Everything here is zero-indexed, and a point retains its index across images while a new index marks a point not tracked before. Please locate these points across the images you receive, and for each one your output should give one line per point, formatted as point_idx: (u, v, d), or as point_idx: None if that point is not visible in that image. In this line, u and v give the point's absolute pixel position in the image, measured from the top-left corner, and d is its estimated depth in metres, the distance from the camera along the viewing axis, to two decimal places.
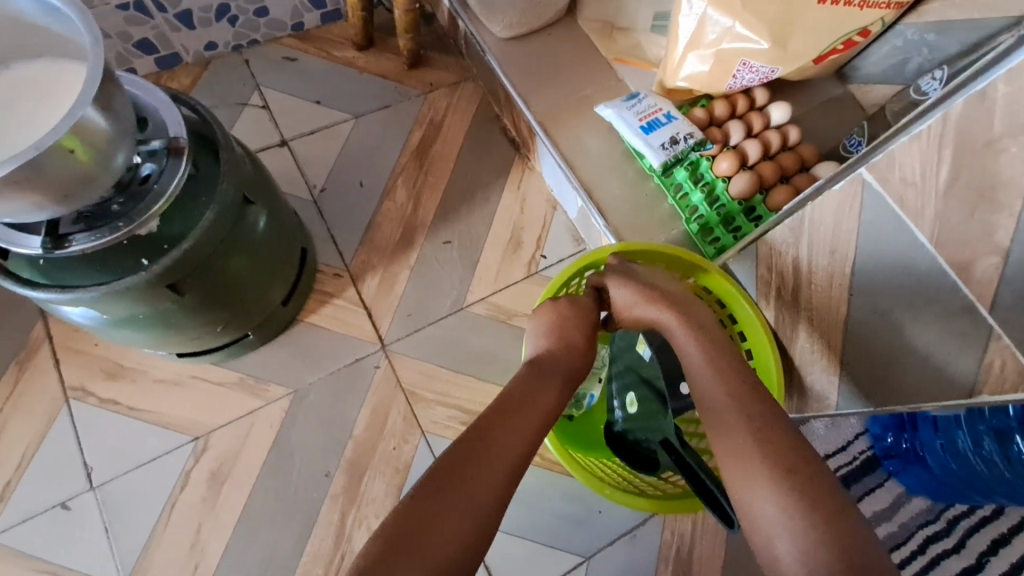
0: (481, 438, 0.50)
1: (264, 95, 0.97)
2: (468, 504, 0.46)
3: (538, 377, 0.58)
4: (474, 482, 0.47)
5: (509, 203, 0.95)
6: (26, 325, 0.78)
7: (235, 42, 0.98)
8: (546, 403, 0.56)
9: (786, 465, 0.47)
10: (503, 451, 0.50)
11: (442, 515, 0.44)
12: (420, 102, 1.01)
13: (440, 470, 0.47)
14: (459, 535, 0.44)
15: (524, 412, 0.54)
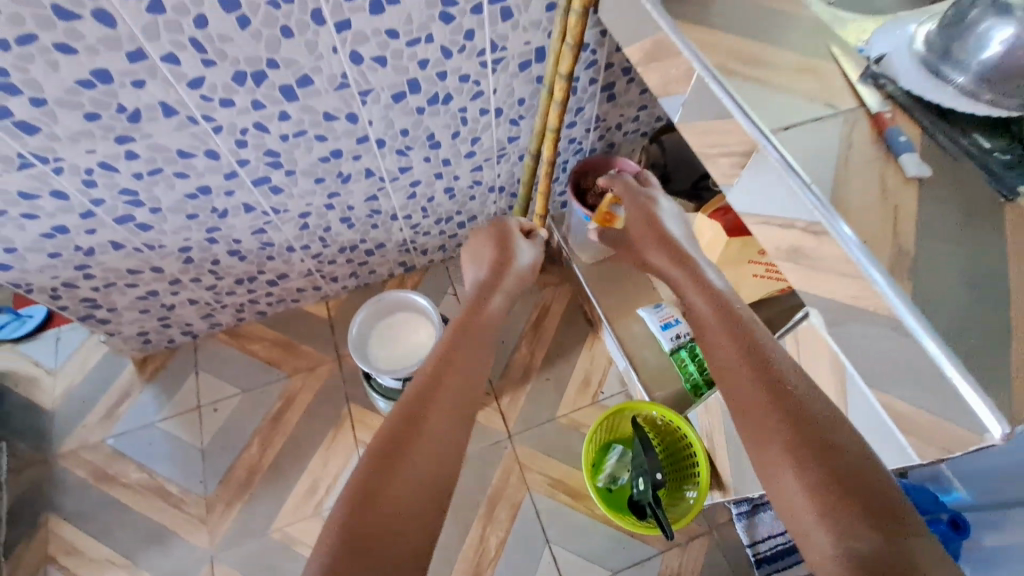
0: (410, 411, 0.88)
1: (454, 287, 1.80)
2: (424, 451, 0.83)
3: (452, 341, 1.02)
4: (414, 443, 0.83)
5: (584, 358, 1.68)
6: (339, 406, 1.59)
7: (442, 258, 1.83)
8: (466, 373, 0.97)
9: (793, 428, 0.69)
10: (443, 422, 0.88)
11: (406, 462, 0.81)
12: (537, 293, 1.78)
13: (391, 437, 0.84)
14: (430, 464, 0.82)
15: (456, 377, 0.95)
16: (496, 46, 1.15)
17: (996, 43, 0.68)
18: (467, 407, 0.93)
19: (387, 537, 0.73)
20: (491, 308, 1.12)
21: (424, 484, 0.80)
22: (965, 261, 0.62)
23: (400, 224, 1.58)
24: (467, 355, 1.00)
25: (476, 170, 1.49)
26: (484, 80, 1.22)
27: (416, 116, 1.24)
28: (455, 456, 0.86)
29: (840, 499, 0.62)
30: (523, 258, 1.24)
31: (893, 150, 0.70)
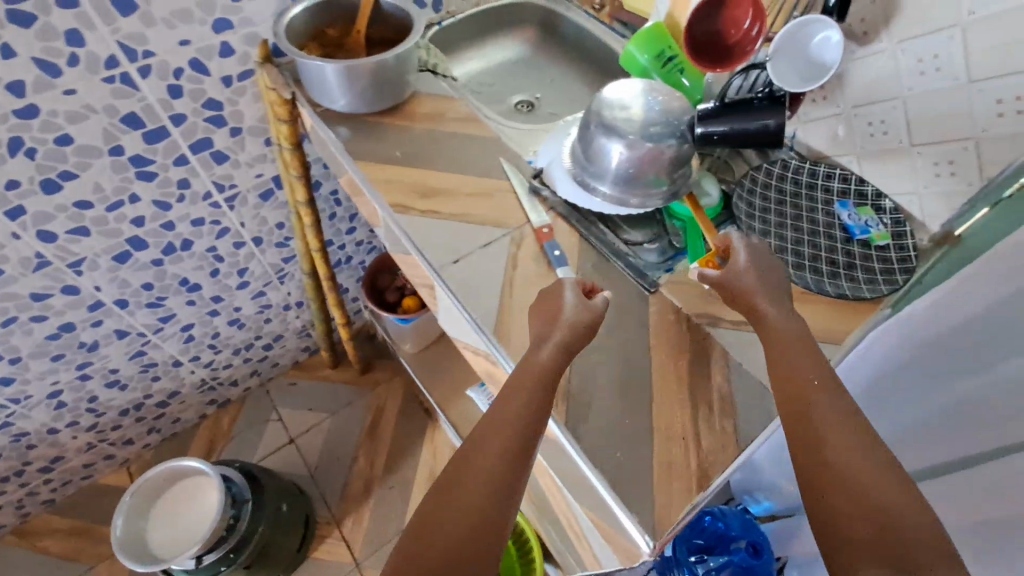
0: (462, 453, 0.55)
1: (278, 411, 1.67)
2: (465, 509, 0.51)
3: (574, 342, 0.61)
4: (481, 455, 0.53)
5: (426, 454, 1.61)
6: None
7: (260, 382, 1.70)
8: (514, 413, 0.56)
9: (814, 462, 0.51)
10: (492, 452, 0.53)
11: (443, 534, 0.50)
12: (371, 395, 1.72)
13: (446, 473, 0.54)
14: (459, 534, 0.50)
15: (489, 440, 0.54)
16: (222, 187, 1.11)
17: (615, 152, 0.76)
18: (509, 477, 0.52)
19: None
20: (546, 364, 0.59)
21: (466, 541, 0.49)
22: (619, 367, 0.69)
23: (189, 368, 1.45)
24: (516, 407, 0.56)
25: (259, 296, 1.41)
26: (224, 218, 1.17)
27: (155, 267, 1.15)
28: (481, 541, 0.50)
29: (857, 526, 0.48)
30: (574, 306, 0.63)
31: (553, 264, 0.76)
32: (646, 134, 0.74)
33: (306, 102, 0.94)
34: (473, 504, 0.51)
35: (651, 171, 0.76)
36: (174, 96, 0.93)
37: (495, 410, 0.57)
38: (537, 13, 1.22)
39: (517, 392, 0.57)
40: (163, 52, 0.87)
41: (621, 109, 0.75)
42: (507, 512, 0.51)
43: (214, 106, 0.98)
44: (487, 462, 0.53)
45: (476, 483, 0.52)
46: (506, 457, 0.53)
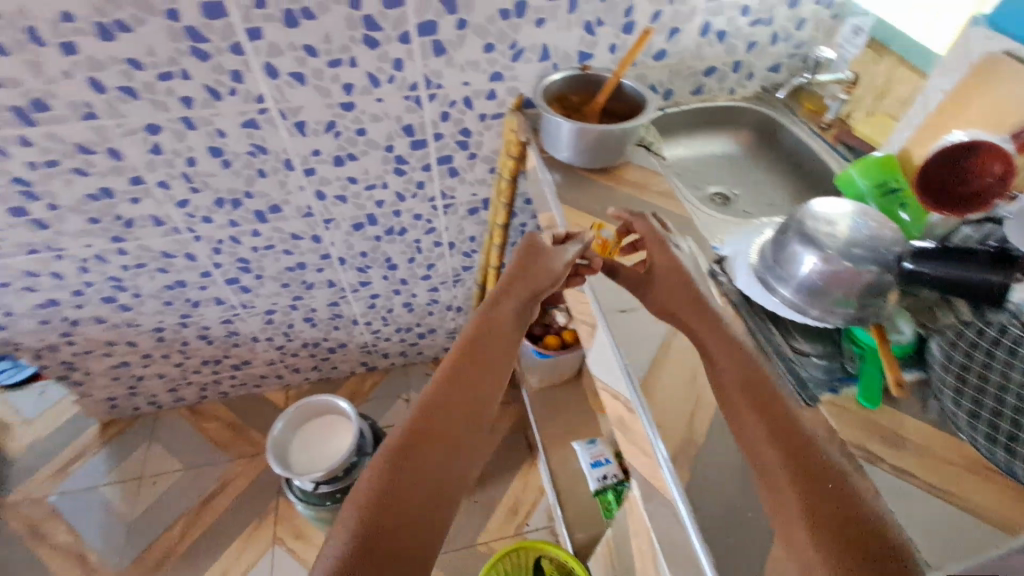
0: (439, 385, 0.68)
1: (408, 393, 1.88)
2: (423, 493, 0.59)
3: (529, 298, 0.81)
4: (453, 452, 0.63)
5: (516, 485, 1.68)
6: (269, 497, 1.65)
7: (402, 362, 1.93)
8: (477, 355, 0.72)
9: (791, 459, 0.57)
10: (451, 446, 0.63)
11: (434, 455, 0.62)
12: None
13: (426, 413, 0.65)
14: (425, 504, 0.59)
15: (463, 379, 0.69)
16: (445, 195, 1.34)
17: (808, 263, 0.78)
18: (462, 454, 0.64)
19: (416, 558, 0.56)
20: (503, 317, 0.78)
21: (426, 511, 0.59)
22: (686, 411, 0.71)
23: (360, 329, 1.71)
24: (485, 352, 0.73)
25: (433, 290, 1.64)
26: (436, 220, 1.40)
27: (374, 242, 1.42)
28: (437, 501, 0.60)
29: (835, 516, 0.52)
30: (551, 264, 0.83)
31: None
32: (847, 254, 0.75)
33: (536, 147, 1.12)
34: (423, 481, 0.60)
35: (844, 291, 0.76)
36: (443, 119, 1.17)
37: (480, 351, 0.73)
38: (758, 117, 1.29)
39: (490, 347, 0.74)
40: (449, 87, 1.11)
41: (824, 224, 0.78)
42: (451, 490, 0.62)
43: (466, 134, 1.21)
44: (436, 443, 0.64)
45: (422, 463, 0.61)
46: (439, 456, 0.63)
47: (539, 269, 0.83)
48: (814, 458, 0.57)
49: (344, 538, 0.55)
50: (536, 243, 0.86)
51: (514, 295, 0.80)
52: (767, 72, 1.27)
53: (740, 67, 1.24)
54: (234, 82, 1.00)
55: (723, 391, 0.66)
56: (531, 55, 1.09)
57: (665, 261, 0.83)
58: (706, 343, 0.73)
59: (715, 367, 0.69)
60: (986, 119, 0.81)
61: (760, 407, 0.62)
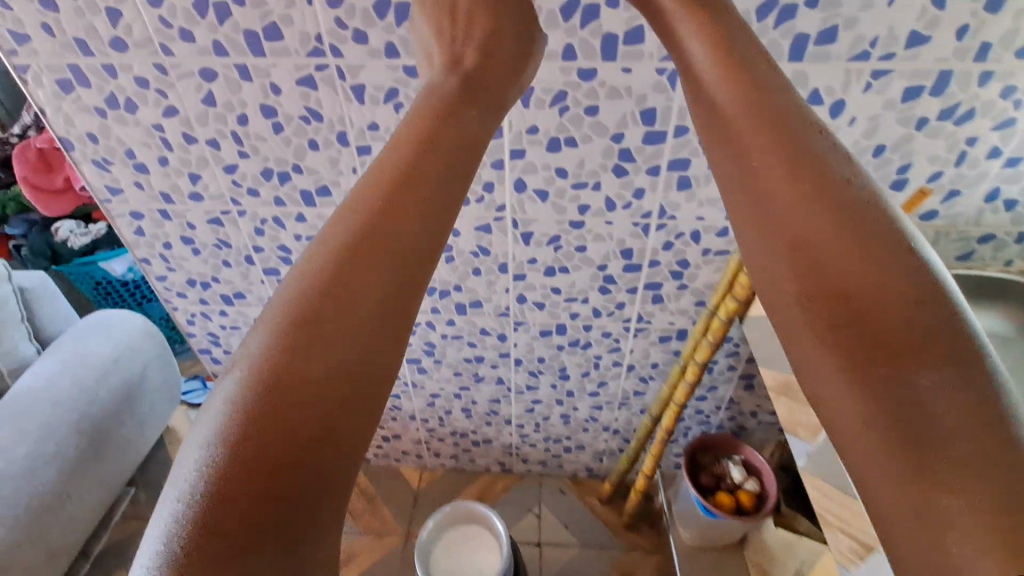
0: (359, 234, 0.56)
1: (540, 507, 1.75)
2: (290, 427, 0.45)
3: (495, 106, 0.71)
4: (305, 366, 0.48)
5: None
6: None
7: (539, 471, 1.82)
8: (377, 204, 0.57)
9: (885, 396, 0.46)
10: (302, 369, 0.48)
11: (300, 395, 0.47)
12: (622, 552, 1.64)
13: (324, 281, 0.53)
14: (307, 422, 0.46)
15: (399, 230, 0.57)
16: (642, 319, 1.28)
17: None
18: (298, 375, 0.47)
19: (327, 449, 0.46)
20: (468, 137, 0.65)
21: (317, 426, 0.46)
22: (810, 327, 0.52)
23: (510, 429, 1.66)
24: (447, 155, 0.62)
25: (596, 407, 1.54)
26: (624, 340, 1.34)
27: (555, 350, 1.38)
28: (333, 410, 0.48)
29: (931, 421, 0.44)
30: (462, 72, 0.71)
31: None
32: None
33: None
34: (289, 410, 0.46)
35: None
36: (665, 248, 1.13)
37: (341, 280, 0.53)
38: None
39: (423, 170, 0.60)
40: (682, 220, 1.07)
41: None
42: (315, 380, 0.48)
43: (684, 265, 1.16)
44: (271, 365, 0.47)
45: (268, 398, 0.46)
46: (262, 373, 0.47)
47: (509, 59, 0.74)
48: (929, 313, 0.48)
49: (234, 386, 0.47)
50: (530, 45, 0.76)
51: (477, 66, 0.72)
52: None
53: None
54: (484, 191, 1.06)
55: (771, 239, 0.56)
56: None
57: (768, 161, 0.58)
58: (809, 237, 0.54)
59: (831, 220, 0.53)
60: None
61: (844, 248, 0.52)
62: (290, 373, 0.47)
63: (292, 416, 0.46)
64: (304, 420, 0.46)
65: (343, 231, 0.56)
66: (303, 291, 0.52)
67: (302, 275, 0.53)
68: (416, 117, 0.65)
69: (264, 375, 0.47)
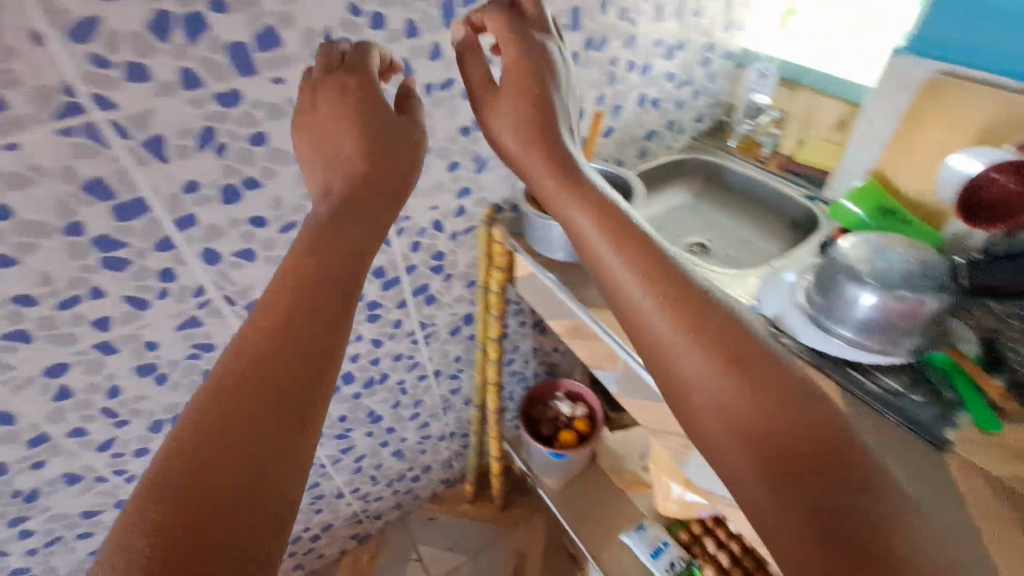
0: (263, 397, 0.44)
1: (419, 549, 1.60)
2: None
3: (370, 230, 0.55)
4: (223, 513, 0.39)
5: None
6: None
7: (399, 515, 1.66)
8: (291, 370, 0.46)
9: (765, 417, 0.46)
10: (239, 468, 0.40)
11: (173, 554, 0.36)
12: (510, 534, 1.63)
13: (185, 462, 0.40)
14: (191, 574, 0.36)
15: (281, 358, 0.46)
16: (425, 325, 1.20)
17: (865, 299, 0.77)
18: (218, 507, 0.38)
19: None
20: (361, 241, 0.54)
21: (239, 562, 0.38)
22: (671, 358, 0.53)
23: (347, 499, 1.44)
24: (324, 271, 0.51)
25: (423, 426, 1.44)
26: (419, 353, 1.24)
27: (353, 400, 1.21)
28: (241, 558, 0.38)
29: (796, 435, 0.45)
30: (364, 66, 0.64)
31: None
32: (907, 288, 0.75)
33: (526, 252, 1.04)
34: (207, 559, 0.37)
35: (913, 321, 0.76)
36: (414, 250, 1.04)
37: (222, 418, 0.42)
38: (701, 166, 1.34)
39: (310, 305, 0.49)
40: (417, 217, 1.00)
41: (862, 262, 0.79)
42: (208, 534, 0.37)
43: (439, 257, 1.10)
44: (149, 506, 0.38)
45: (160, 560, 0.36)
46: (160, 513, 0.37)
47: (390, 151, 0.59)
48: (759, 365, 0.49)
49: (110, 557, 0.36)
50: (342, 81, 0.61)
51: (347, 165, 0.57)
52: (693, 124, 1.34)
53: (673, 124, 1.30)
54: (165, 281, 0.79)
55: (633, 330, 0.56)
56: (495, 162, 1.03)
57: (614, 261, 0.57)
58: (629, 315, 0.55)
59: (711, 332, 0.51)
60: (950, 131, 0.85)
61: (652, 264, 0.56)
62: (165, 531, 0.37)
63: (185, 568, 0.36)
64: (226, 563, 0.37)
65: (244, 356, 0.45)
66: (189, 432, 0.41)
67: (146, 478, 0.40)
68: (311, 201, 0.56)
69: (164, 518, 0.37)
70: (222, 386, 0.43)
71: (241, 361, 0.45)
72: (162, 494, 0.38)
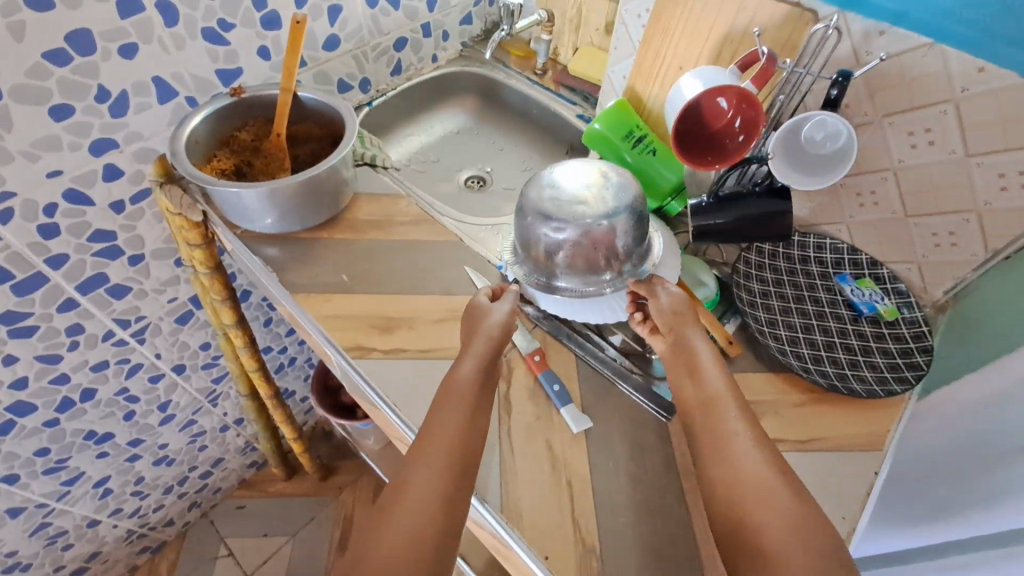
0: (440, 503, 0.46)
1: (228, 543, 1.44)
2: (405, 530, 0.44)
3: (478, 399, 0.54)
4: (406, 496, 0.46)
5: None
6: None
7: (201, 513, 1.45)
8: (448, 455, 0.49)
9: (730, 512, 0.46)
10: (408, 513, 0.45)
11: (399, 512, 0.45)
12: (334, 504, 1.51)
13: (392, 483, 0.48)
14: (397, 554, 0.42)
15: (418, 480, 0.47)
16: (127, 322, 0.92)
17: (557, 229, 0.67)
18: (436, 491, 0.46)
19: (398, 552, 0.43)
20: (463, 386, 0.54)
21: (425, 535, 0.44)
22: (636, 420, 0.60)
23: (109, 524, 1.21)
24: (465, 379, 0.54)
25: (189, 426, 1.20)
26: (133, 354, 0.96)
27: (49, 429, 0.93)
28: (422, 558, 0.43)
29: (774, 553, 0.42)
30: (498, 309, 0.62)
31: (554, 402, 0.64)
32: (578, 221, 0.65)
33: (221, 222, 0.79)
34: (409, 513, 0.45)
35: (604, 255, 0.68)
36: (47, 236, 0.74)
37: (430, 438, 0.50)
38: (473, 80, 1.12)
39: (439, 418, 0.52)
40: (27, 190, 0.69)
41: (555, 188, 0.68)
42: (439, 501, 0.46)
43: (105, 237, 0.80)
44: (394, 488, 0.47)
45: (395, 512, 0.45)
46: (410, 486, 0.47)
47: (474, 341, 0.59)
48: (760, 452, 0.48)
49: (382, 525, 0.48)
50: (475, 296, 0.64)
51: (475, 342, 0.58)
52: (460, 27, 1.09)
53: (431, 27, 1.03)
54: None
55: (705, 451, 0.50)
56: (142, 100, 0.73)
57: (711, 378, 0.53)
58: (710, 409, 0.51)
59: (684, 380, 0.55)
60: (692, 39, 0.73)
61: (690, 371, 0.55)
62: (420, 480, 0.47)
63: (418, 527, 0.44)
64: (416, 549, 0.43)
65: (462, 402, 0.53)
66: (421, 433, 0.51)
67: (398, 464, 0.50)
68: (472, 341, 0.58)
69: (410, 474, 0.48)
70: (437, 410, 0.52)
71: (459, 404, 0.53)
72: (417, 459, 0.49)
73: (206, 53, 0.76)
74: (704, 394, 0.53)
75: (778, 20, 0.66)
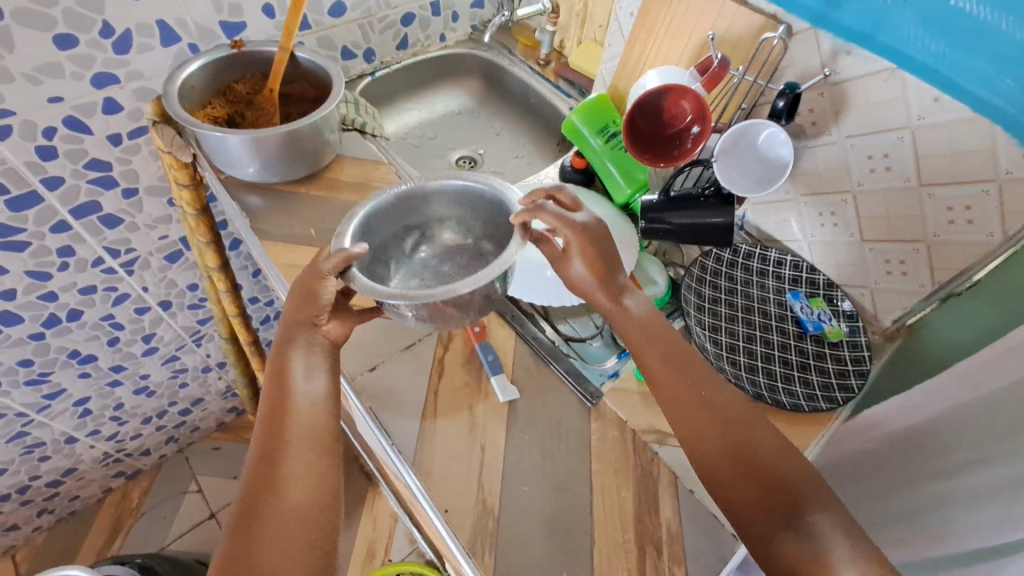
0: (310, 516, 0.47)
1: (198, 480, 1.50)
2: (284, 545, 0.45)
3: (310, 423, 0.53)
4: (272, 518, 0.46)
5: (363, 523, 1.35)
6: None
7: (178, 449, 1.52)
8: (300, 467, 0.50)
9: (730, 461, 0.48)
10: (280, 530, 0.46)
11: (269, 529, 0.46)
12: None
13: (246, 512, 0.47)
14: (282, 567, 0.44)
15: (280, 501, 0.47)
16: (116, 252, 0.97)
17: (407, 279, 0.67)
18: (303, 495, 0.48)
19: (280, 568, 0.44)
20: (293, 395, 0.53)
21: (304, 541, 0.46)
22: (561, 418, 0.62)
23: (86, 443, 1.28)
24: (293, 389, 0.54)
25: (170, 361, 1.26)
26: (120, 284, 1.02)
27: (34, 341, 1.00)
28: (307, 557, 0.46)
29: (764, 509, 0.45)
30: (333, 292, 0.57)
31: (485, 371, 0.67)
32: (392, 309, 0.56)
33: (208, 166, 0.84)
34: (278, 531, 0.46)
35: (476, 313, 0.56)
36: (46, 158, 0.80)
37: (274, 452, 0.50)
38: (478, 64, 1.15)
39: (276, 435, 0.51)
40: (31, 112, 0.75)
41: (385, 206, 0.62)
42: (309, 505, 0.48)
43: (100, 167, 0.86)
44: (252, 512, 0.47)
45: (262, 538, 0.46)
46: (273, 505, 0.47)
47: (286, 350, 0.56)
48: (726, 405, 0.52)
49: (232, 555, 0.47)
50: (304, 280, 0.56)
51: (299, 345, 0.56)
52: (470, 10, 1.11)
53: (440, 7, 1.06)
54: None
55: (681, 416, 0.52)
56: (145, 41, 0.78)
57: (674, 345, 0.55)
58: (679, 372, 0.53)
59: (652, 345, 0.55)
60: (674, 42, 0.75)
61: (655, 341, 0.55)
62: (279, 497, 0.48)
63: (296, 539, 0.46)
64: (300, 553, 0.45)
65: (300, 411, 0.53)
66: (261, 455, 0.50)
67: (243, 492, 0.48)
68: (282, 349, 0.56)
69: (263, 497, 0.48)
70: (271, 425, 0.52)
71: (298, 414, 0.53)
72: (269, 482, 0.48)
73: (211, 5, 0.81)
74: (675, 352, 0.54)
75: (753, 31, 0.68)
